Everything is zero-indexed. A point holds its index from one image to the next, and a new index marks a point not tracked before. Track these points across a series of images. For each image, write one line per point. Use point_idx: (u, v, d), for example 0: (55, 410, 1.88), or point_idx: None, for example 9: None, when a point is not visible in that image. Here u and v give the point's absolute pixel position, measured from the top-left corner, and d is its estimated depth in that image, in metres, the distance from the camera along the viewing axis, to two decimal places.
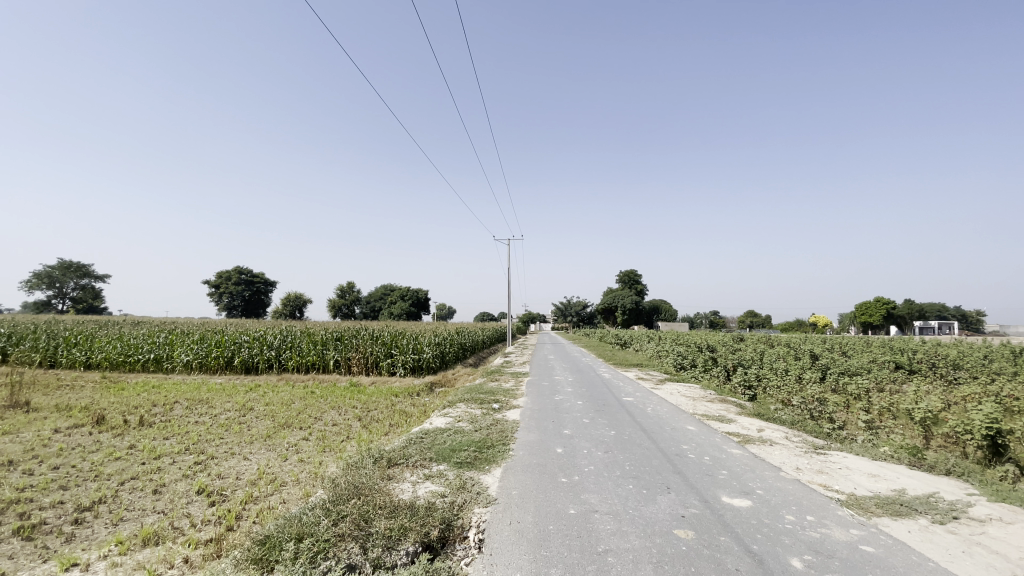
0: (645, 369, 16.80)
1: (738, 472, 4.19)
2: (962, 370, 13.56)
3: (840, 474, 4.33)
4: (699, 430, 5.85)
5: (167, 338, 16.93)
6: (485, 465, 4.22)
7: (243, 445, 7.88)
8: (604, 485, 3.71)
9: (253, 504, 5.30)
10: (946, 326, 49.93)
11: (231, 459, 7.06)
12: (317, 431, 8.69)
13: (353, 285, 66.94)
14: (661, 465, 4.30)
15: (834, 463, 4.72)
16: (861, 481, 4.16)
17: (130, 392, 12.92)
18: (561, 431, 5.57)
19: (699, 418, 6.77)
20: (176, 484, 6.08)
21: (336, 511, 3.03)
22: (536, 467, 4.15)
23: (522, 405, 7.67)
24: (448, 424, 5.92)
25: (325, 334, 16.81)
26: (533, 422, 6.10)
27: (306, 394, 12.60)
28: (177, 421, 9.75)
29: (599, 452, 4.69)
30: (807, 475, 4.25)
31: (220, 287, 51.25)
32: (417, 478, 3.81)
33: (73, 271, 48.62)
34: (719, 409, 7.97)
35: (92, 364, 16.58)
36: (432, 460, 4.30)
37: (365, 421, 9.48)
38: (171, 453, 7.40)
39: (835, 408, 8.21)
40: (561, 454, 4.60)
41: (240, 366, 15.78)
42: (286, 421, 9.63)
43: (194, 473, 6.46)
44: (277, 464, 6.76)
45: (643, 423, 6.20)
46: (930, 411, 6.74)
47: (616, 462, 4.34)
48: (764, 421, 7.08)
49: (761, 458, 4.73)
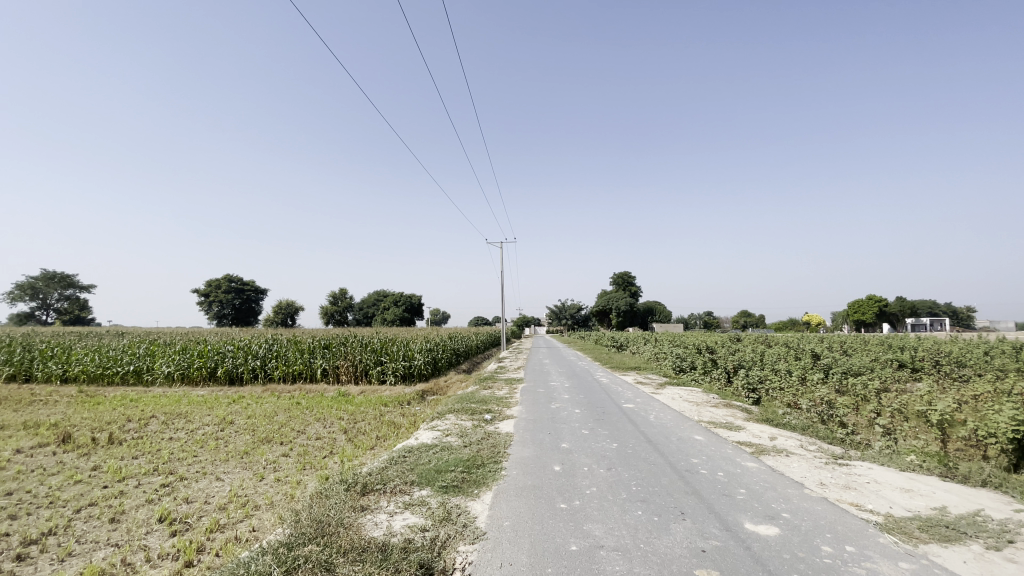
0: (643, 373, 16.31)
1: (759, 491, 3.73)
2: (967, 367, 13.17)
3: (871, 491, 3.87)
4: (708, 441, 5.38)
5: (148, 349, 16.31)
6: (474, 489, 3.72)
7: (216, 463, 7.31)
8: (609, 512, 3.23)
9: (219, 533, 4.79)
10: (936, 322, 50.23)
11: (202, 480, 6.52)
12: (298, 447, 8.15)
13: (344, 292, 66.33)
14: (672, 484, 3.83)
15: (860, 476, 4.28)
16: (896, 498, 3.70)
17: (106, 407, 12.32)
18: (558, 446, 5.09)
19: (706, 426, 6.31)
20: (136, 512, 5.53)
21: (292, 557, 2.53)
22: (531, 491, 3.65)
23: (517, 415, 7.17)
24: (434, 440, 5.41)
25: (312, 341, 16.24)
26: (527, 435, 5.61)
27: (291, 405, 12.03)
28: (151, 437, 9.17)
29: (602, 470, 4.19)
30: (835, 492, 3.78)
31: (210, 296, 50.43)
32: (395, 508, 3.32)
33: (57, 282, 47.52)
34: (724, 415, 7.50)
35: (70, 378, 15.92)
36: (414, 484, 3.80)
37: (351, 434, 8.95)
38: (138, 475, 6.85)
39: (846, 411, 7.77)
40: (559, 473, 4.10)
41: (223, 377, 15.20)
42: (267, 435, 9.09)
43: (159, 498, 5.92)
44: (252, 485, 6.21)
45: (647, 434, 5.72)
46: (947, 413, 6.32)
47: (622, 481, 3.85)
48: (773, 428, 6.64)
49: (780, 472, 4.27)
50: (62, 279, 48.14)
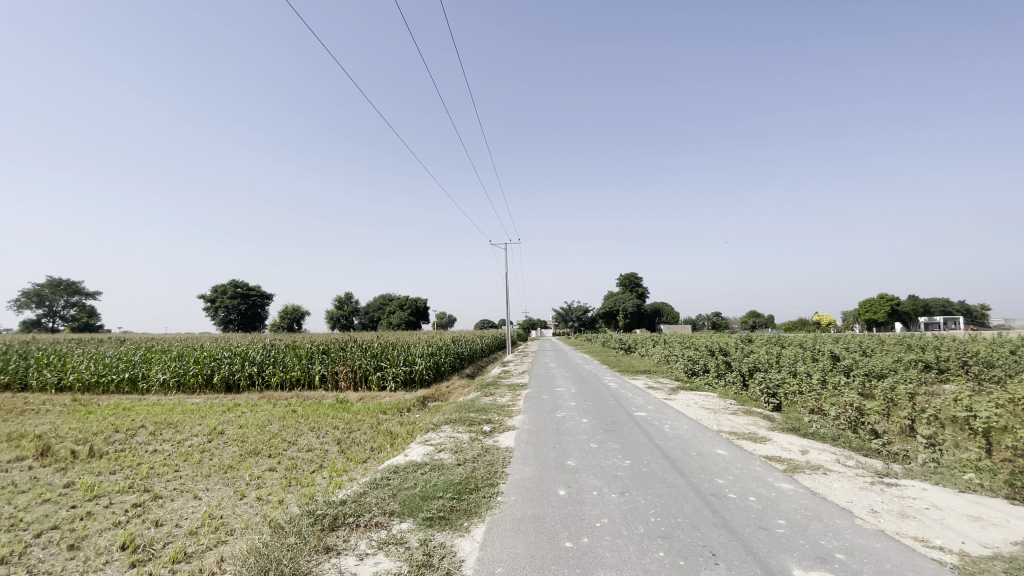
0: (653, 377, 15.55)
1: (802, 522, 3.13)
2: (997, 367, 12.42)
3: (933, 520, 3.29)
4: (733, 456, 4.78)
5: (144, 356, 15.88)
6: (462, 522, 3.15)
7: (196, 480, 6.79)
8: (624, 555, 2.66)
9: (184, 564, 4.25)
10: (951, 322, 49.16)
11: (178, 500, 6.01)
12: (287, 460, 7.63)
13: (350, 296, 66.41)
14: (697, 513, 3.25)
15: (916, 500, 3.68)
16: (967, 531, 3.11)
17: (96, 416, 11.88)
18: (562, 464, 4.51)
19: (727, 437, 5.72)
20: (99, 538, 5.02)
21: None
22: (531, 525, 3.08)
23: (517, 426, 6.58)
24: (425, 457, 4.83)
25: (311, 346, 15.73)
26: (528, 450, 5.04)
27: (287, 413, 11.54)
28: (133, 450, 8.68)
29: (614, 495, 3.61)
30: (893, 524, 3.19)
31: (216, 300, 50.37)
32: (367, 548, 2.78)
33: (64, 289, 47.63)
34: (745, 423, 6.87)
35: (65, 386, 15.53)
36: (393, 516, 3.24)
37: (344, 445, 8.43)
38: (112, 493, 6.35)
39: (878, 418, 7.14)
40: (565, 499, 3.53)
41: (219, 384, 14.72)
42: (255, 446, 8.57)
43: (127, 521, 5.42)
44: (230, 505, 5.68)
45: (663, 448, 5.13)
46: (993, 420, 5.70)
47: (637, 511, 3.28)
48: (802, 439, 6.03)
49: (822, 496, 3.67)
50: (69, 286, 48.09)
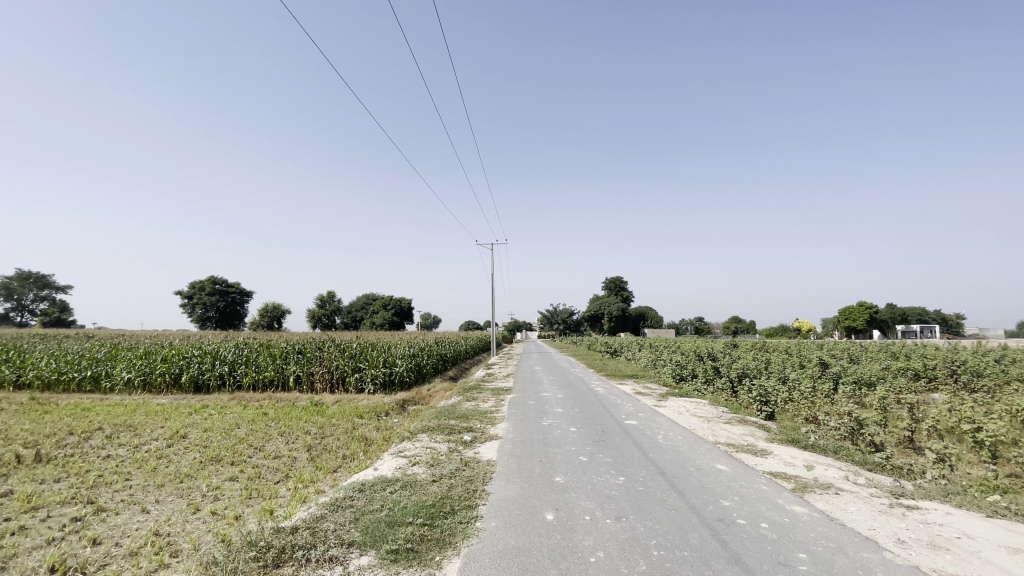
0: (641, 382, 15.19)
1: (826, 557, 2.72)
2: (986, 377, 12.24)
3: (970, 553, 2.90)
4: (735, 473, 4.37)
5: (110, 353, 15.07)
6: (433, 555, 2.68)
7: (148, 490, 6.19)
8: None
9: None
10: (929, 330, 49.82)
11: (123, 514, 5.42)
12: (250, 468, 7.05)
13: (332, 296, 65.30)
14: (705, 545, 2.82)
15: (946, 527, 3.29)
16: (1012, 567, 2.71)
17: (52, 416, 11.14)
18: (549, 481, 4.05)
19: (725, 449, 5.32)
20: (26, 558, 4.42)
21: None
22: (515, 560, 2.62)
23: (500, 435, 6.10)
24: (397, 472, 4.33)
25: (286, 346, 15.04)
26: (511, 465, 4.55)
27: (257, 416, 10.90)
28: (85, 455, 8.03)
29: (609, 521, 3.16)
30: (927, 558, 2.79)
31: (194, 297, 49.05)
32: None
33: (34, 283, 45.92)
34: (742, 434, 6.50)
35: (23, 384, 14.64)
36: (352, 548, 2.76)
37: (315, 452, 7.86)
38: (52, 505, 5.73)
39: (879, 430, 6.78)
40: (552, 526, 3.07)
41: (188, 384, 14.00)
42: (218, 452, 7.95)
43: (62, 539, 4.82)
44: (180, 521, 5.10)
45: (659, 462, 4.69)
46: (1003, 434, 5.36)
47: (637, 542, 2.84)
48: (803, 451, 5.66)
49: (841, 521, 3.27)
50: (38, 279, 46.42)
